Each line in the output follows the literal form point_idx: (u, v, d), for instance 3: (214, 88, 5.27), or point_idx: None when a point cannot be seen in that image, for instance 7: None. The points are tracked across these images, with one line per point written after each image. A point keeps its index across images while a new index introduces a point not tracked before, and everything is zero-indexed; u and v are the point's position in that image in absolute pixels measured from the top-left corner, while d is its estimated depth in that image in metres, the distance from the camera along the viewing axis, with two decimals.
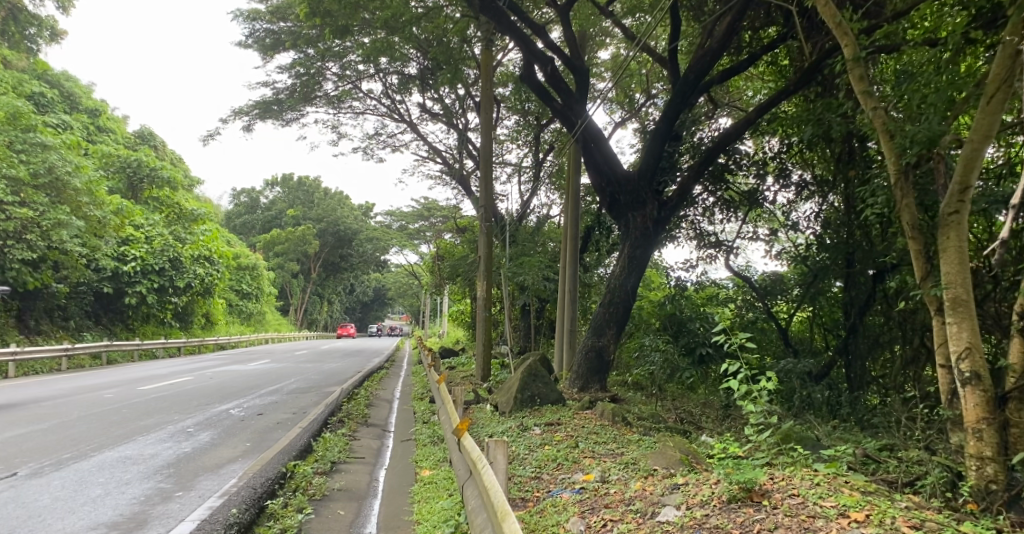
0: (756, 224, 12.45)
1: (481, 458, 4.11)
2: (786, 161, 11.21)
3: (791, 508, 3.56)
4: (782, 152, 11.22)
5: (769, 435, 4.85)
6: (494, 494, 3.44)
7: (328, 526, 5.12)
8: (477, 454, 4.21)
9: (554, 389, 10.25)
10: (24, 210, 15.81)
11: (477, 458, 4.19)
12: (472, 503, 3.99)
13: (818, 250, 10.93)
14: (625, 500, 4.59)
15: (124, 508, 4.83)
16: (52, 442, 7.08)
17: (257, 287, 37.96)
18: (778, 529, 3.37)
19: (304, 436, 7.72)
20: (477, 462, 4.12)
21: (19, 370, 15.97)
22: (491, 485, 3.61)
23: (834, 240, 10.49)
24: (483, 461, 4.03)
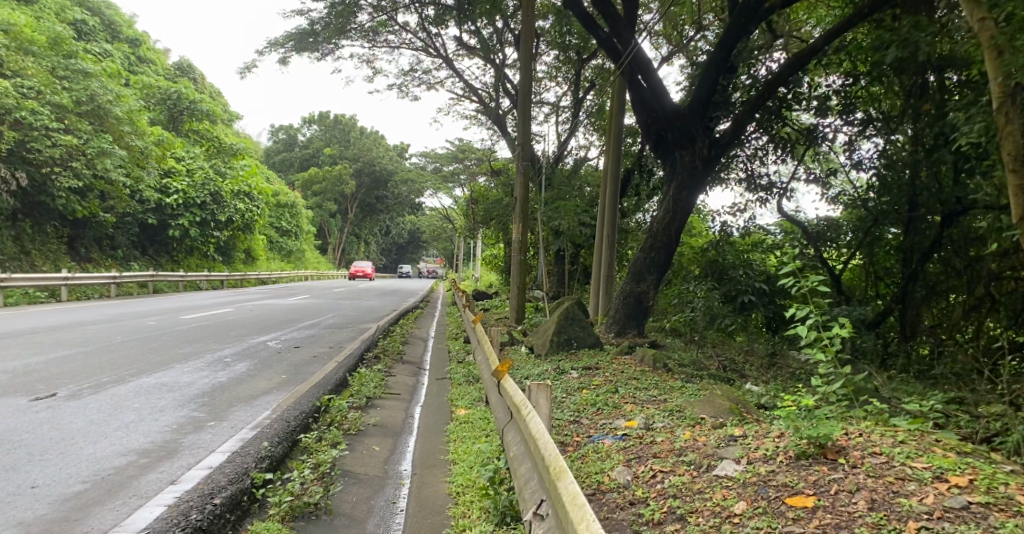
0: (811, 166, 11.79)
1: (526, 402, 3.79)
2: (851, 96, 10.48)
3: (875, 469, 3.25)
4: (847, 86, 10.48)
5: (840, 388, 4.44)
6: (543, 443, 3.12)
7: (363, 463, 5.00)
8: (521, 398, 3.87)
9: (591, 333, 9.98)
10: (69, 137, 15.81)
11: (521, 402, 3.86)
12: (515, 450, 3.70)
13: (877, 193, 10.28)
14: (676, 450, 4.30)
15: (156, 433, 4.71)
16: (93, 365, 7.06)
17: (296, 225, 38.35)
18: (862, 491, 3.08)
19: (339, 371, 7.59)
20: (521, 406, 3.81)
21: (71, 295, 16.42)
22: (537, 433, 3.31)
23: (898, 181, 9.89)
24: (527, 405, 3.70)
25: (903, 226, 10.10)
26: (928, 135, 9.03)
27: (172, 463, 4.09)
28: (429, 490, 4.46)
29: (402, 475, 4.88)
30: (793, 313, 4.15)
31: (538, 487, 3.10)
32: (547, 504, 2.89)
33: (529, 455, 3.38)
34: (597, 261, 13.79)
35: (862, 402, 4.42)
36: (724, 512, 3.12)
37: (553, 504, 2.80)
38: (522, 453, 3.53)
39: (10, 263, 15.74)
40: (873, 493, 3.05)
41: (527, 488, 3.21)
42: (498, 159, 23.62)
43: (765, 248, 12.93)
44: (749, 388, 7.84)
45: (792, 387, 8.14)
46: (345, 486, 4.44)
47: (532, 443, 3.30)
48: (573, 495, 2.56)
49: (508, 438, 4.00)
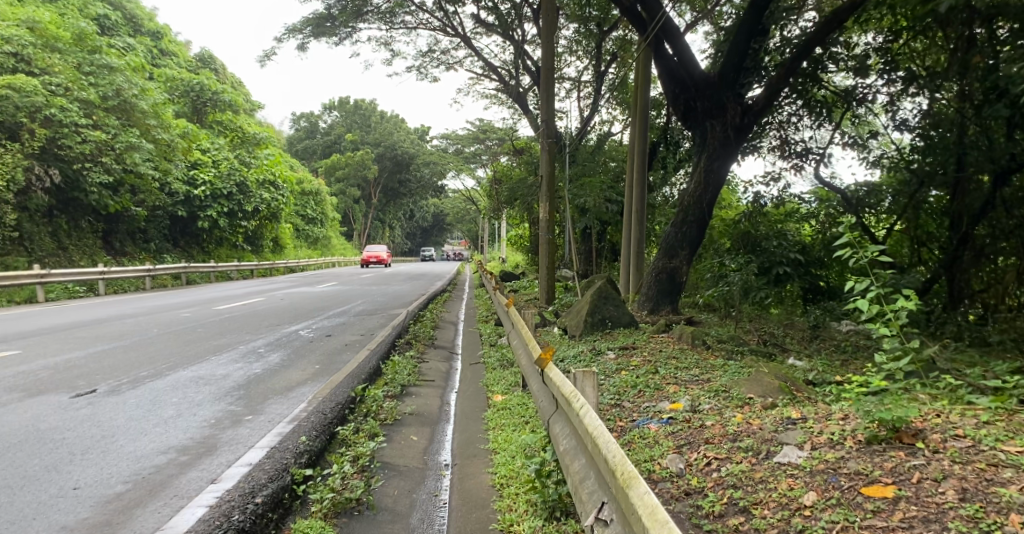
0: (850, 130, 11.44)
1: (575, 394, 3.58)
2: (892, 53, 10.07)
3: (961, 455, 3.09)
4: (888, 42, 10.07)
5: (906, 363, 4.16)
6: (602, 442, 2.91)
7: (404, 453, 4.90)
8: (570, 389, 3.66)
9: (625, 312, 9.75)
10: (98, 132, 15.89)
11: (569, 394, 3.65)
12: (567, 443, 3.50)
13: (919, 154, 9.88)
14: (728, 435, 4.15)
15: (195, 425, 4.64)
16: (130, 359, 7.04)
17: (321, 212, 38.55)
18: (950, 479, 2.93)
19: (372, 359, 7.48)
20: (570, 397, 3.59)
21: (108, 288, 16.64)
22: (591, 428, 3.14)
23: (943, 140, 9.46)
24: (577, 397, 3.48)
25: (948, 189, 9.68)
26: (976, 92, 8.60)
27: (213, 458, 3.98)
28: (471, 482, 4.33)
29: (443, 466, 4.77)
30: (854, 287, 4.14)
31: (599, 487, 2.91)
32: (612, 509, 2.70)
33: (584, 452, 3.19)
34: (626, 238, 13.53)
35: (926, 381, 4.18)
36: (792, 504, 3.00)
37: (620, 512, 2.60)
38: (575, 449, 3.34)
39: (49, 259, 15.97)
40: (964, 481, 2.90)
41: (584, 487, 3.04)
42: (519, 138, 23.35)
43: (799, 217, 12.51)
44: (794, 364, 7.59)
45: (839, 362, 7.87)
46: (386, 479, 4.34)
47: (588, 440, 3.10)
48: (650, 508, 2.35)
49: (556, 429, 3.82)
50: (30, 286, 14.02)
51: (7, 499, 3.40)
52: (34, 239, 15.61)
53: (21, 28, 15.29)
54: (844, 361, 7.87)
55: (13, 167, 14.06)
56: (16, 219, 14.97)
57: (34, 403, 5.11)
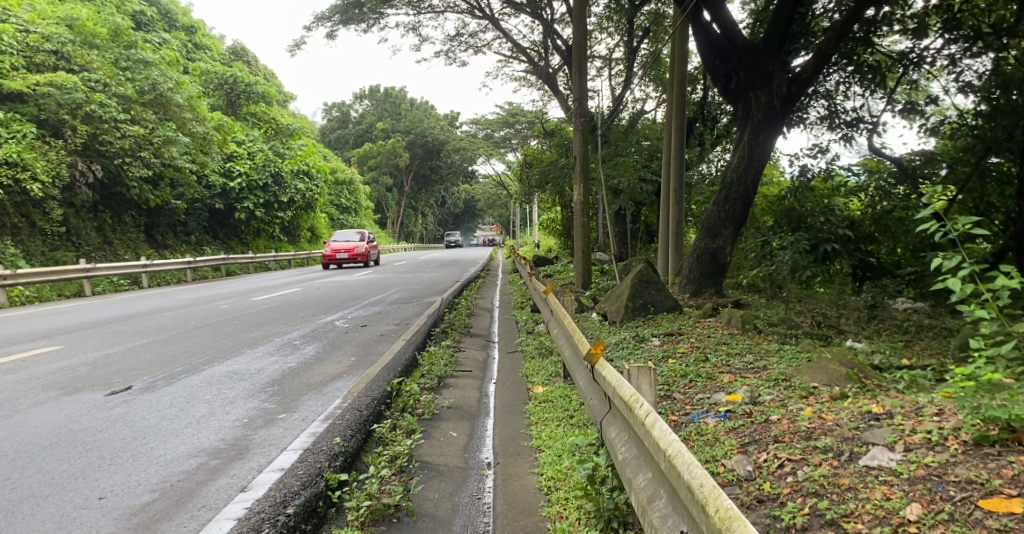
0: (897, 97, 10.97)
1: (636, 397, 3.17)
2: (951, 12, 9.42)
3: None
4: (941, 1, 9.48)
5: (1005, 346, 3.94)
6: (681, 463, 2.49)
7: (443, 451, 4.62)
8: (630, 392, 3.24)
9: (668, 296, 9.34)
10: (136, 127, 15.94)
11: (629, 397, 3.24)
12: (628, 453, 3.11)
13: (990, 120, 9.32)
14: (800, 433, 3.84)
15: (227, 421, 4.43)
16: (167, 353, 6.83)
17: (355, 201, 38.65)
18: None
19: (407, 350, 7.23)
20: (631, 401, 3.18)
21: (152, 281, 16.79)
22: (661, 441, 2.73)
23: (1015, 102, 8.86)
24: (639, 401, 3.08)
25: (1014, 154, 9.32)
26: None
27: (244, 461, 3.75)
28: (517, 484, 4.04)
29: (486, 464, 4.50)
30: (943, 265, 3.85)
31: (675, 513, 2.52)
32: None
33: (652, 467, 2.81)
34: (664, 218, 13.04)
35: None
36: (892, 519, 2.72)
37: None
38: (640, 461, 2.95)
39: (95, 254, 16.14)
40: None
41: (654, 509, 2.67)
42: (549, 121, 22.88)
43: (847, 192, 11.88)
44: (852, 347, 7.12)
45: (902, 345, 7.36)
46: (425, 480, 4.10)
47: (659, 456, 2.69)
48: None
49: (611, 434, 3.46)
50: (77, 281, 14.14)
51: (30, 511, 3.21)
52: (81, 234, 15.78)
53: (60, 26, 15.37)
54: (908, 343, 7.37)
55: (58, 163, 14.15)
56: (63, 214, 15.11)
57: (69, 399, 4.97)
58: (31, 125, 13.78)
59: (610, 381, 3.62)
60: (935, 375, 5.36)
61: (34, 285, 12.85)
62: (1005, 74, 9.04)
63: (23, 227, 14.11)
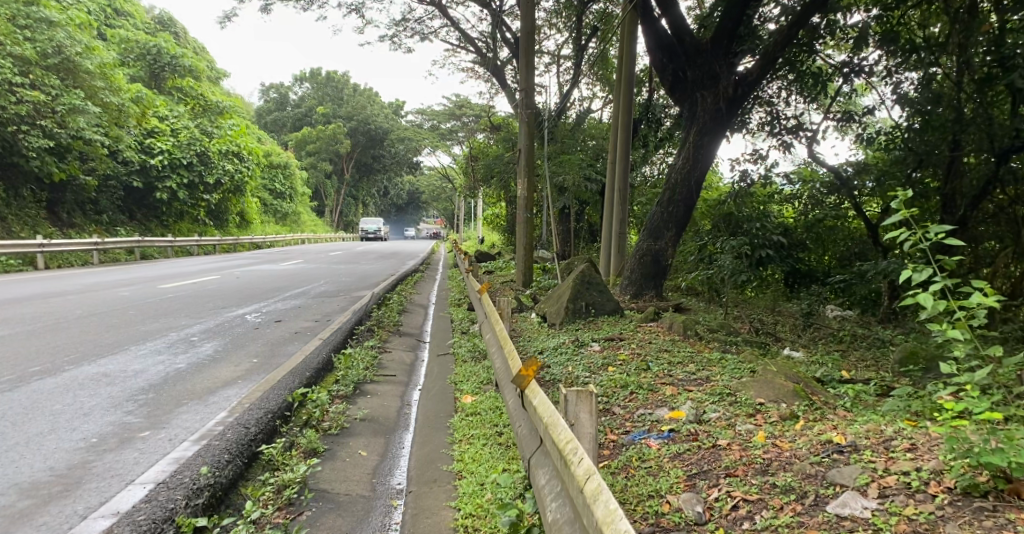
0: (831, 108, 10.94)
1: (574, 447, 2.60)
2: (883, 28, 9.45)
3: None
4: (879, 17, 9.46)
5: (983, 369, 3.56)
6: None
7: (345, 475, 3.96)
8: (567, 438, 2.68)
9: (610, 298, 8.86)
10: (36, 92, 14.49)
11: (565, 443, 2.68)
12: (562, 516, 2.56)
13: (905, 134, 9.28)
14: (755, 466, 3.34)
15: (68, 442, 3.68)
16: (29, 348, 5.90)
17: (289, 186, 37.13)
18: None
19: (323, 350, 6.45)
20: (567, 452, 2.62)
21: (52, 263, 15.34)
22: (607, 522, 2.17)
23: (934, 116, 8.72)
24: (580, 457, 2.52)
25: (939, 170, 9.05)
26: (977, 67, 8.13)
27: (61, 504, 3.02)
28: (428, 521, 3.43)
29: (395, 492, 3.85)
30: (912, 278, 3.37)
31: None
32: None
33: None
34: (607, 215, 12.58)
35: (1011, 389, 3.43)
36: None
37: None
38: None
39: None
40: None
41: None
42: (496, 114, 22.24)
43: (781, 199, 11.77)
44: (792, 356, 6.76)
45: (839, 354, 7.06)
46: (318, 515, 3.44)
47: None
48: None
49: (542, 481, 2.91)
50: None
51: None
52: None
53: None
54: (846, 351, 7.10)
55: None
56: None
57: None
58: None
59: (543, 416, 3.04)
60: (881, 389, 5.02)
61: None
62: (936, 89, 8.69)
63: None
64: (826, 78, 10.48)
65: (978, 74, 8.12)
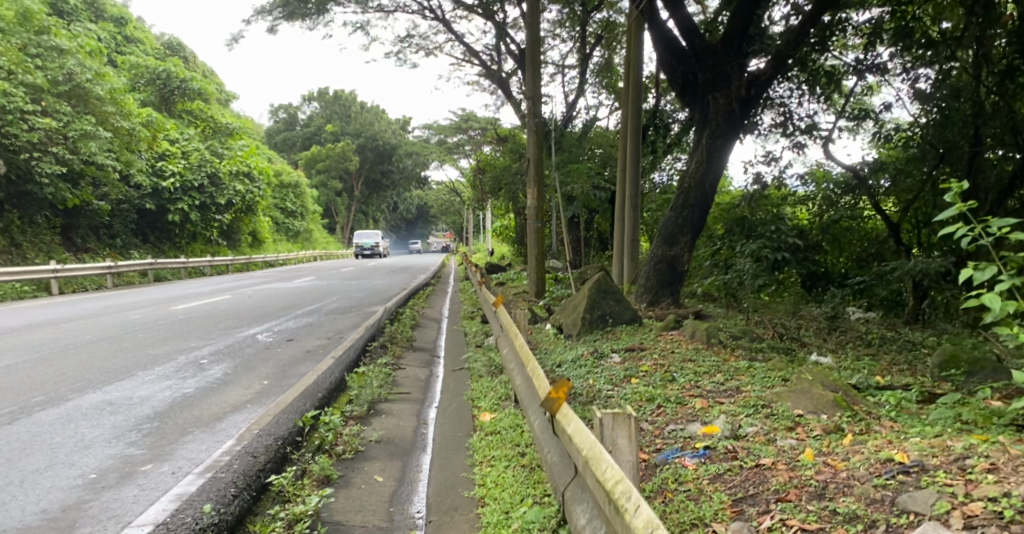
0: (844, 108, 10.63)
1: (626, 491, 2.28)
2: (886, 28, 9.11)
3: None
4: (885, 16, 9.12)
5: None
6: None
7: (362, 506, 3.68)
8: (615, 478, 2.37)
9: (627, 307, 8.57)
10: (47, 119, 14.38)
11: (612, 484, 2.37)
12: None
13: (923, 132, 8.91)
14: (809, 488, 3.05)
15: (64, 479, 3.49)
16: (34, 377, 5.69)
17: (300, 205, 37.11)
18: None
19: (335, 369, 6.21)
20: (618, 496, 2.30)
21: (65, 289, 15.20)
22: None
23: (950, 110, 8.37)
24: (636, 505, 2.19)
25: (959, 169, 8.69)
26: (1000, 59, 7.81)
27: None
28: None
29: (414, 523, 3.55)
30: (974, 277, 3.05)
31: None
32: None
33: None
34: (619, 223, 12.28)
35: None
36: None
37: None
38: None
39: None
40: None
41: None
42: (503, 125, 22.04)
43: (794, 201, 11.34)
44: (821, 362, 6.42)
45: (871, 358, 6.71)
46: None
47: None
48: None
49: (584, 523, 2.60)
50: None
51: None
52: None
53: None
54: (879, 355, 6.75)
55: None
56: None
57: None
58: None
59: (581, 446, 2.73)
60: (924, 395, 4.69)
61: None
62: (953, 84, 8.38)
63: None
64: (838, 77, 10.12)
65: (998, 66, 7.95)
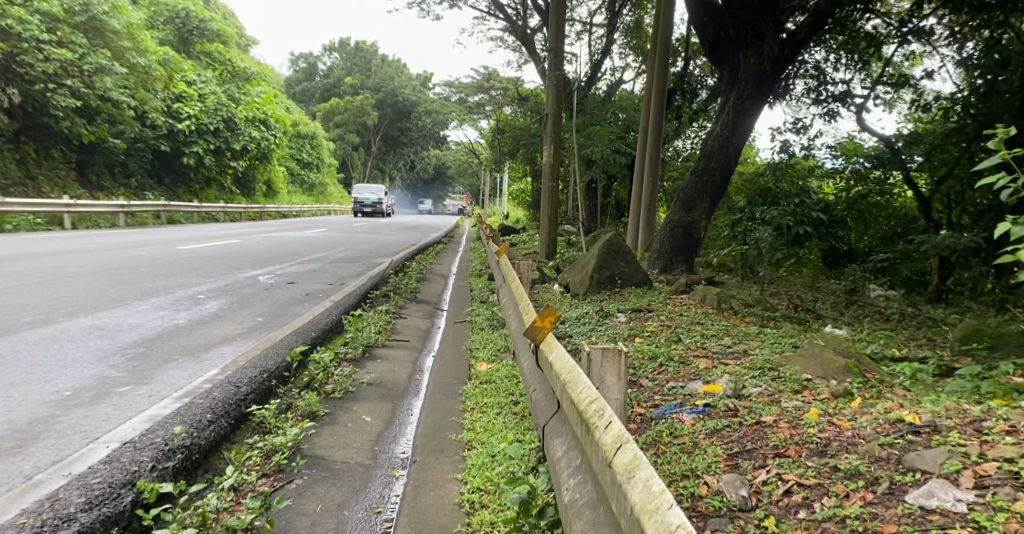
0: (883, 76, 10.18)
1: (600, 409, 2.17)
2: None
3: None
4: None
5: None
6: None
7: (345, 442, 3.57)
8: (591, 400, 2.26)
9: (638, 269, 8.37)
10: (63, 50, 14.14)
11: (587, 405, 2.25)
12: (583, 497, 2.14)
13: (972, 104, 8.53)
14: (810, 446, 2.89)
15: (38, 395, 3.42)
16: (30, 300, 5.63)
17: (317, 158, 36.94)
18: None
19: (333, 310, 6.11)
20: (591, 415, 2.18)
21: (79, 224, 15.21)
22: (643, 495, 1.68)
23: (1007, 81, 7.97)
24: (608, 423, 2.07)
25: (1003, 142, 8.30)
26: None
27: (10, 462, 2.76)
28: (432, 494, 3.05)
29: (398, 462, 3.45)
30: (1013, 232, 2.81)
31: None
32: None
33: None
34: (636, 187, 11.97)
35: None
36: None
37: None
38: (602, 516, 1.98)
39: (15, 189, 14.53)
40: None
41: None
42: (524, 85, 21.60)
43: (819, 175, 10.87)
44: (835, 332, 6.20)
45: (887, 332, 6.47)
46: (309, 484, 3.07)
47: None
48: None
49: (558, 453, 2.49)
50: None
51: None
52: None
53: None
54: (895, 330, 6.52)
55: None
56: None
57: None
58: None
59: (560, 373, 2.62)
60: (943, 367, 4.44)
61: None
62: (1004, 51, 7.95)
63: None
64: (878, 42, 9.69)
65: None
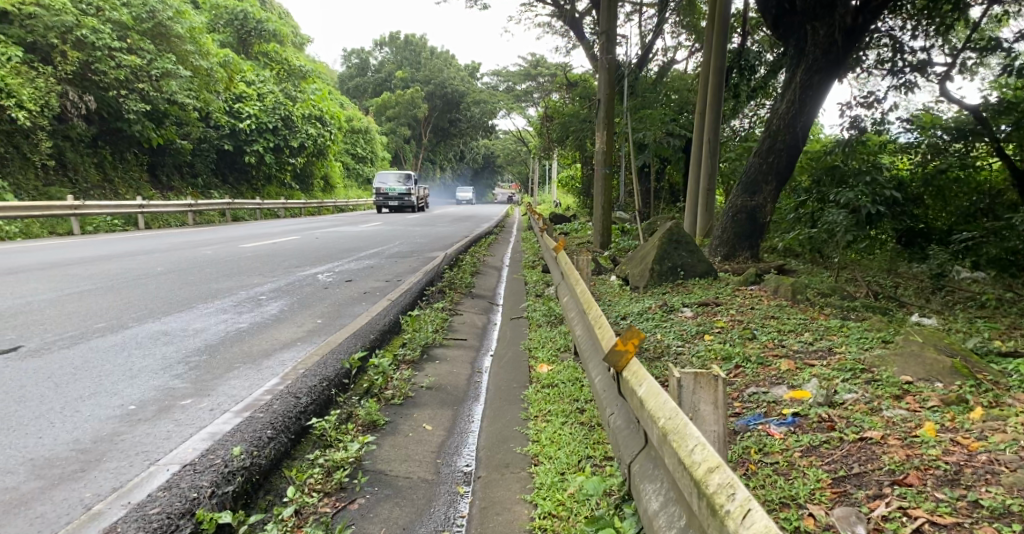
0: (967, 41, 9.39)
1: (721, 482, 1.96)
2: None
3: None
4: None
5: None
6: None
7: (408, 455, 3.39)
8: (706, 465, 2.03)
9: (702, 259, 7.96)
10: (133, 56, 14.45)
11: (701, 470, 2.04)
12: None
13: None
14: (937, 472, 2.69)
15: (103, 409, 3.36)
16: (101, 305, 5.69)
17: (371, 151, 37.25)
18: None
19: (391, 310, 5.97)
20: (710, 487, 1.97)
21: (152, 224, 15.65)
22: None
23: None
24: (737, 507, 1.86)
25: None
26: None
27: (71, 489, 2.69)
28: (501, 518, 2.86)
29: (461, 477, 3.27)
30: None
31: None
32: None
33: None
34: (695, 170, 11.47)
35: None
36: None
37: None
38: None
39: (93, 192, 15.01)
40: None
41: None
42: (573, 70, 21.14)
43: (892, 150, 9.98)
44: (924, 323, 5.73)
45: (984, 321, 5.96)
46: (371, 504, 2.91)
47: None
48: None
49: (659, 506, 2.31)
50: (64, 219, 12.98)
51: None
52: (78, 169, 14.66)
53: None
54: (993, 319, 6.00)
55: (46, 92, 12.94)
56: (54, 146, 13.94)
57: None
58: (16, 48, 12.50)
59: (656, 415, 2.39)
60: None
61: (17, 220, 11.76)
62: None
63: (11, 159, 12.87)
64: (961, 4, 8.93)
65: None
